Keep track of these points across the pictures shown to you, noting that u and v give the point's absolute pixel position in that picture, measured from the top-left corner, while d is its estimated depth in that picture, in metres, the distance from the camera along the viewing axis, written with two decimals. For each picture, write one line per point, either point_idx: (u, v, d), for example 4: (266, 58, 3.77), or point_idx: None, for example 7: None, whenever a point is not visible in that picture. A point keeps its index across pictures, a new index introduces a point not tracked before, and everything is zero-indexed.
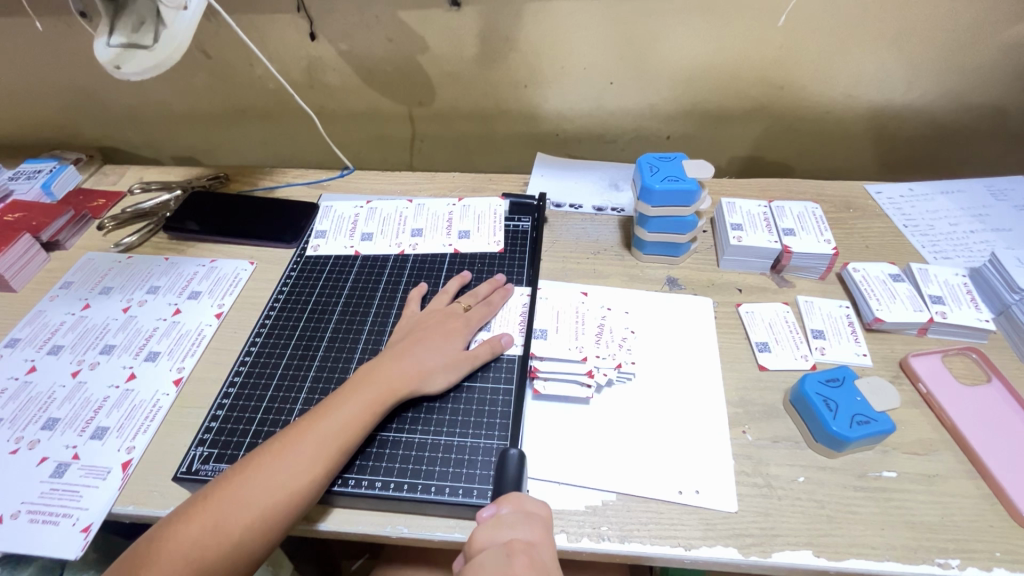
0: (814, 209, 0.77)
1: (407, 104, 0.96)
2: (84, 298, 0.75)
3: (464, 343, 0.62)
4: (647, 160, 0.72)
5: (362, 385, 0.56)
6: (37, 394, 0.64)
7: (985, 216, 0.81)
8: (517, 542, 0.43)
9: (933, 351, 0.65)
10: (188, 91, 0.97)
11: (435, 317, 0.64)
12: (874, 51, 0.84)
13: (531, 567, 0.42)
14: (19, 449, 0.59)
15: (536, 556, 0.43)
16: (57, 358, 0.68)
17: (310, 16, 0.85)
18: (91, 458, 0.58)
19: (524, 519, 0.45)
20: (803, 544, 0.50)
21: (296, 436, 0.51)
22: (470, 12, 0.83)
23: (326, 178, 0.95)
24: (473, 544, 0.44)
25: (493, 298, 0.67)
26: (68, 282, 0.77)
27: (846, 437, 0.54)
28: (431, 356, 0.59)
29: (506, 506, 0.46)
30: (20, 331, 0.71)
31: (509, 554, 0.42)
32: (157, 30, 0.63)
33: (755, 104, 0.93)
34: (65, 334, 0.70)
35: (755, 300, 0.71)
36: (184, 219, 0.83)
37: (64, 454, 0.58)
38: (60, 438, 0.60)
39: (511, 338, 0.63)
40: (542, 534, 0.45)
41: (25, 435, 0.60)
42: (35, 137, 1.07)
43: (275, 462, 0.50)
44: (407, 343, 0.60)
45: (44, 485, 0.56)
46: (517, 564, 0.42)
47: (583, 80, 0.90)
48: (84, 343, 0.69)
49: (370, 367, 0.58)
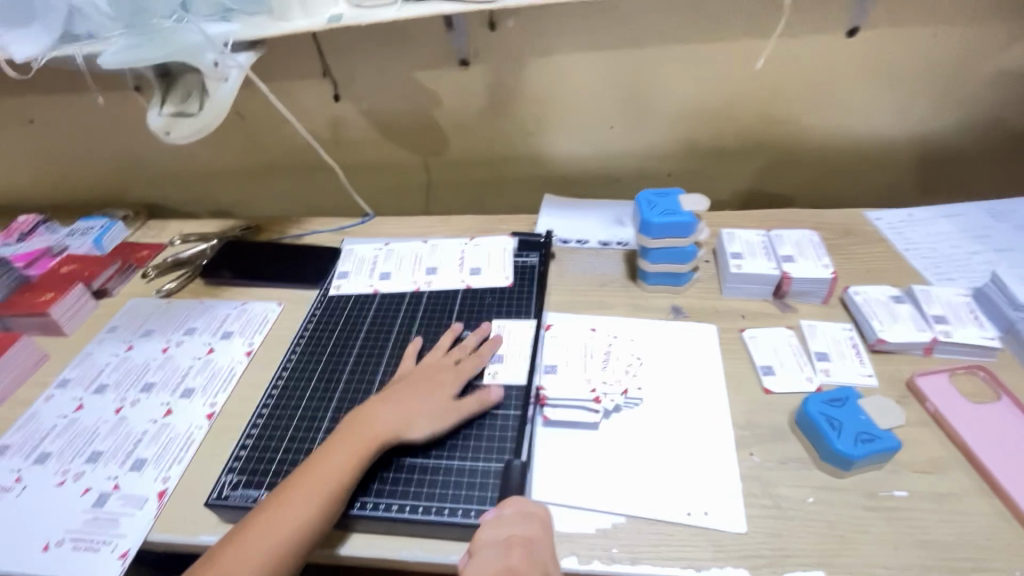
0: (812, 236, 0.80)
1: (422, 154, 1.04)
2: (128, 340, 0.81)
3: (454, 391, 0.63)
4: (646, 195, 0.76)
5: (353, 434, 0.58)
6: (83, 429, 0.69)
7: (986, 237, 0.82)
8: (516, 536, 0.47)
9: (940, 369, 0.65)
10: (225, 151, 1.07)
11: (427, 369, 0.66)
12: (860, 86, 0.89)
13: (529, 559, 0.46)
14: (66, 481, 0.64)
15: (534, 549, 0.47)
16: (102, 396, 0.73)
17: (334, 80, 0.95)
18: (130, 488, 0.62)
19: (523, 517, 0.49)
20: (815, 564, 0.50)
21: (293, 484, 0.54)
22: (478, 69, 0.91)
23: (349, 224, 1.02)
24: (477, 541, 0.48)
25: (482, 349, 0.69)
26: (114, 326, 0.84)
27: (851, 455, 0.54)
28: (422, 404, 0.61)
29: (509, 508, 0.50)
30: (70, 371, 0.77)
31: (508, 547, 0.47)
32: (201, 100, 0.72)
33: (750, 140, 0.97)
34: (109, 374, 0.76)
35: (758, 325, 0.73)
36: (218, 267, 0.91)
37: (105, 484, 0.63)
38: (102, 470, 0.64)
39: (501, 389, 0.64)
40: (541, 531, 0.49)
41: (71, 468, 0.65)
42: (88, 199, 1.18)
43: (275, 512, 0.52)
44: (400, 395, 0.62)
45: (87, 514, 0.60)
46: (515, 555, 0.46)
47: (585, 125, 0.97)
48: (126, 382, 0.75)
49: (355, 417, 0.59)
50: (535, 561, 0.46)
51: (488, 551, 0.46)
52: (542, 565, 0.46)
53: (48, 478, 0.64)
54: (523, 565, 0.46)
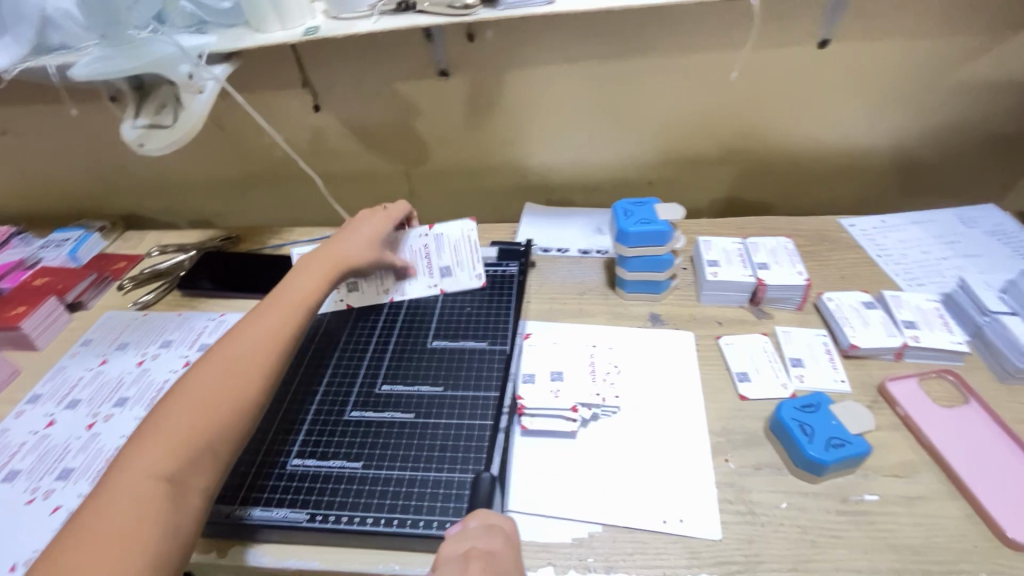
0: (787, 243, 0.81)
1: (403, 163, 1.04)
2: (102, 354, 0.80)
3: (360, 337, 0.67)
4: (622, 205, 0.77)
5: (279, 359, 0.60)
6: (53, 446, 0.68)
7: (955, 243, 0.84)
8: (476, 549, 0.46)
9: (910, 374, 0.66)
10: (204, 161, 1.06)
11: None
12: (832, 97, 0.91)
13: (486, 570, 0.44)
14: (35, 499, 0.62)
15: (494, 562, 0.45)
16: (74, 412, 0.72)
17: (313, 90, 0.95)
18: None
19: (484, 531, 0.48)
20: (788, 570, 0.51)
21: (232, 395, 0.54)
22: (457, 80, 0.92)
23: (330, 234, 1.02)
24: (439, 555, 0.47)
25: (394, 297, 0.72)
26: (88, 339, 0.83)
27: (823, 461, 0.55)
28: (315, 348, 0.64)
29: (473, 521, 0.49)
30: (42, 387, 0.76)
31: (466, 559, 0.45)
32: (176, 112, 0.71)
33: (726, 149, 0.99)
34: (82, 388, 0.75)
35: (734, 332, 0.74)
36: (197, 278, 0.90)
37: (76, 502, 0.62)
38: (73, 487, 0.63)
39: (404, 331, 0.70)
40: (503, 546, 0.47)
41: (40, 486, 0.64)
42: (64, 210, 1.16)
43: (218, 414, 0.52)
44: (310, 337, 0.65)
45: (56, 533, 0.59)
46: (472, 567, 0.44)
47: (565, 134, 0.98)
48: (99, 397, 0.73)
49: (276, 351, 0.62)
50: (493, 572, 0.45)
51: (446, 563, 0.45)
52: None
53: (16, 496, 0.63)
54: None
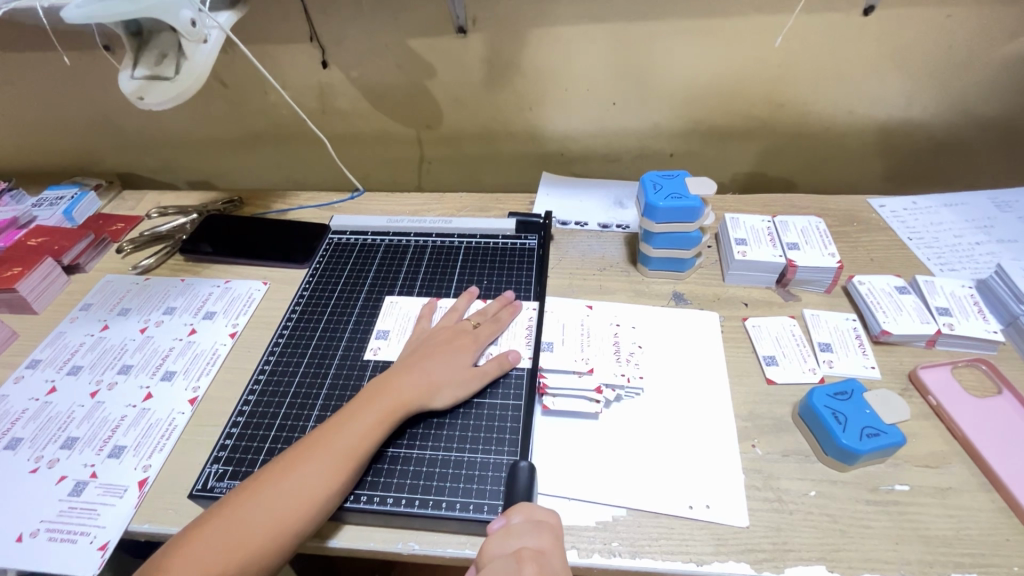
0: (818, 223, 0.78)
1: (415, 127, 0.99)
2: (103, 319, 0.77)
3: (472, 359, 0.63)
4: (651, 177, 0.74)
5: (376, 394, 0.57)
6: (56, 414, 0.65)
7: (989, 228, 0.81)
8: (526, 549, 0.45)
9: (942, 362, 0.65)
10: (205, 119, 1.01)
11: (447, 331, 0.66)
12: (872, 68, 0.86)
13: (540, 572, 0.44)
14: (39, 468, 0.60)
15: (545, 561, 0.45)
16: (76, 379, 0.69)
17: (322, 45, 0.89)
18: (109, 477, 0.59)
19: (532, 528, 0.47)
20: (816, 559, 0.50)
21: (312, 444, 0.53)
22: (476, 38, 0.86)
23: (338, 199, 0.97)
24: (486, 553, 0.46)
25: (500, 315, 0.68)
26: (88, 304, 0.80)
27: (856, 450, 0.54)
28: (436, 372, 0.60)
29: (517, 516, 0.48)
30: (42, 352, 0.73)
31: (519, 561, 0.44)
32: (179, 62, 0.66)
33: (756, 121, 0.94)
34: (84, 355, 0.72)
35: (761, 314, 0.72)
36: (198, 242, 0.86)
37: (82, 472, 0.60)
38: (78, 457, 0.61)
39: (519, 355, 0.64)
40: (551, 543, 0.47)
41: (44, 455, 0.61)
42: (57, 166, 1.11)
43: (299, 466, 0.51)
44: (417, 357, 0.61)
45: (63, 503, 0.57)
46: (526, 570, 0.43)
47: (587, 101, 0.93)
48: (102, 364, 0.71)
49: (377, 382, 0.59)
50: (546, 574, 0.44)
51: (497, 564, 0.44)
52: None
53: (20, 465, 0.61)
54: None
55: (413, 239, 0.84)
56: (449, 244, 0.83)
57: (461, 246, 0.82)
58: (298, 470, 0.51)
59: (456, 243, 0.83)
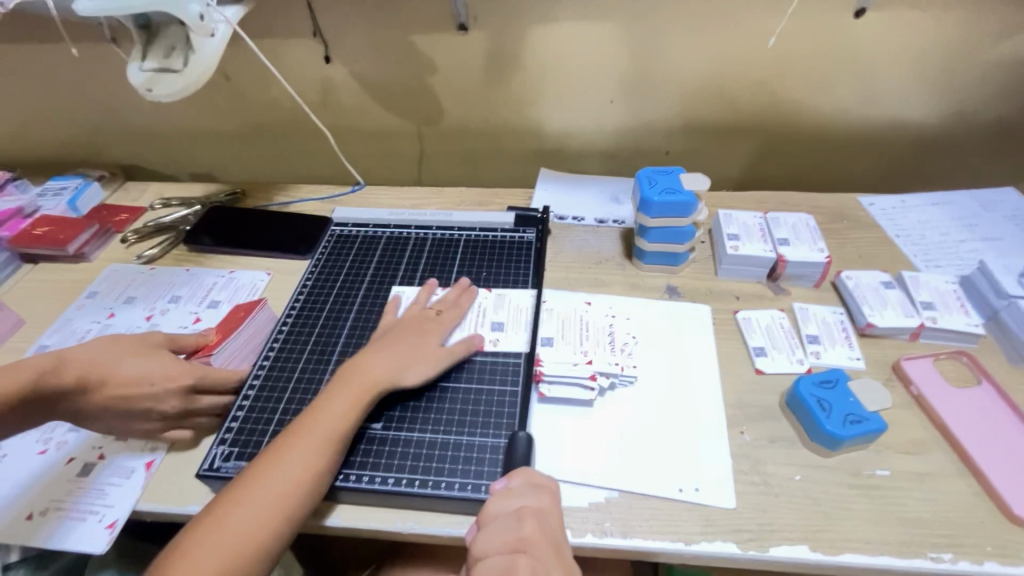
0: (808, 220, 0.80)
1: (416, 122, 1.01)
2: (109, 306, 0.79)
3: (438, 341, 0.65)
4: (646, 173, 0.76)
5: (344, 381, 0.59)
6: None
7: (974, 226, 0.84)
8: (527, 508, 0.48)
9: (925, 354, 0.67)
10: (209, 112, 1.02)
11: (412, 319, 0.67)
12: (863, 68, 0.88)
13: (540, 529, 0.47)
14: (48, 450, 0.62)
15: (544, 517, 0.48)
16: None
17: (325, 40, 0.90)
18: (117, 459, 0.61)
19: (532, 489, 0.50)
20: (799, 539, 0.52)
21: (291, 434, 0.55)
22: (477, 35, 0.88)
23: (339, 192, 0.99)
24: (486, 512, 0.48)
25: (459, 302, 0.70)
26: (94, 292, 0.81)
27: (840, 436, 0.56)
28: (405, 354, 0.62)
29: (518, 479, 0.51)
30: (49, 338, 0.75)
31: (520, 518, 0.47)
32: (187, 55, 0.67)
33: (750, 120, 0.96)
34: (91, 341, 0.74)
35: (751, 307, 0.74)
36: (202, 232, 0.88)
37: (91, 454, 0.61)
38: (86, 439, 0.63)
39: (482, 338, 0.67)
40: (550, 501, 0.50)
41: (53, 438, 0.63)
42: (61, 157, 1.12)
43: (282, 457, 0.53)
44: (380, 343, 0.63)
45: (73, 484, 0.59)
46: (527, 526, 0.47)
47: (585, 98, 0.95)
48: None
49: (342, 369, 0.60)
50: (546, 530, 0.47)
51: (498, 522, 0.47)
52: (552, 536, 0.47)
53: (30, 446, 0.62)
54: (535, 535, 0.46)
55: (414, 232, 0.86)
56: (449, 237, 0.84)
57: (461, 239, 0.84)
58: (281, 462, 0.52)
59: (456, 236, 0.85)
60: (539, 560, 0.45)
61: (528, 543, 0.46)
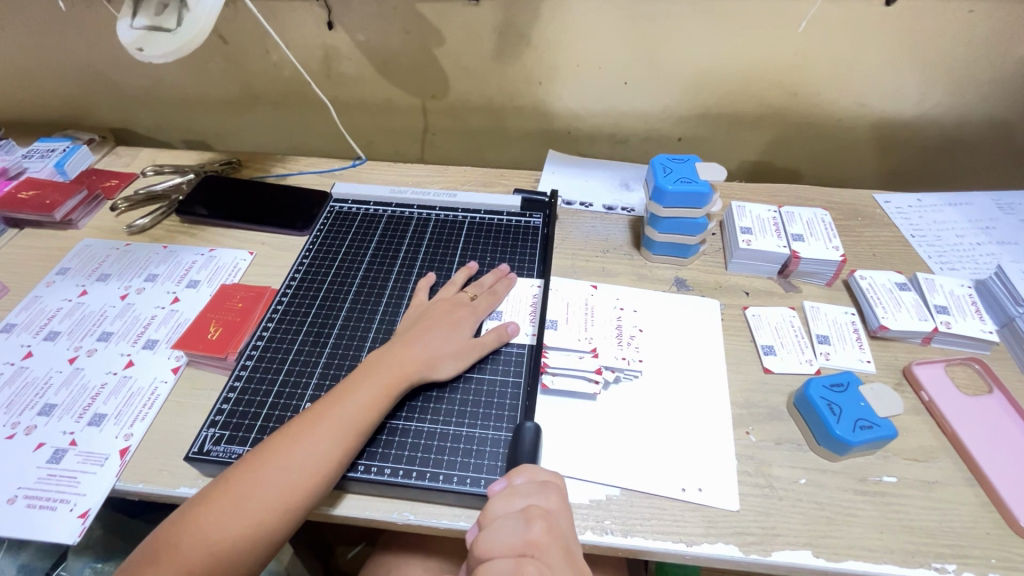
0: (824, 216, 0.78)
1: (421, 96, 0.97)
2: (81, 284, 0.75)
3: (471, 331, 0.63)
4: (660, 160, 0.73)
5: (376, 367, 0.57)
6: (33, 379, 0.64)
7: (991, 229, 0.82)
8: (534, 508, 0.46)
9: (936, 360, 0.65)
10: (204, 76, 0.98)
11: (445, 304, 0.65)
12: (888, 59, 0.84)
13: (550, 530, 0.45)
14: (16, 435, 0.59)
15: (553, 520, 0.46)
16: (54, 345, 0.68)
17: (328, 5, 0.85)
18: (89, 445, 0.58)
19: (539, 488, 0.48)
20: (803, 544, 0.51)
21: (312, 418, 0.53)
22: (489, 6, 0.83)
23: (339, 166, 0.96)
24: (490, 512, 0.46)
25: (497, 288, 0.69)
26: (66, 268, 0.77)
27: (850, 441, 0.55)
28: (438, 343, 0.60)
29: (521, 477, 0.49)
30: (16, 316, 0.71)
31: (527, 519, 0.45)
32: (180, 14, 0.63)
33: (767, 109, 0.93)
34: (61, 321, 0.70)
35: (761, 304, 0.72)
36: (194, 203, 0.85)
37: (61, 440, 0.58)
38: (56, 424, 0.60)
39: (517, 327, 0.65)
40: (557, 502, 0.48)
41: (20, 421, 0.60)
42: (50, 118, 1.08)
43: (303, 441, 0.51)
44: (416, 329, 0.61)
45: (41, 471, 0.56)
46: (535, 529, 0.44)
47: (598, 79, 0.91)
48: (81, 330, 0.69)
49: (378, 354, 0.59)
50: (556, 532, 0.45)
51: (504, 521, 0.45)
52: (562, 537, 0.45)
53: None
54: (545, 537, 0.44)
55: (415, 212, 0.83)
56: (452, 218, 0.82)
57: (465, 221, 0.81)
58: (300, 446, 0.51)
59: (459, 218, 0.82)
60: (547, 564, 0.43)
61: (537, 548, 0.43)
